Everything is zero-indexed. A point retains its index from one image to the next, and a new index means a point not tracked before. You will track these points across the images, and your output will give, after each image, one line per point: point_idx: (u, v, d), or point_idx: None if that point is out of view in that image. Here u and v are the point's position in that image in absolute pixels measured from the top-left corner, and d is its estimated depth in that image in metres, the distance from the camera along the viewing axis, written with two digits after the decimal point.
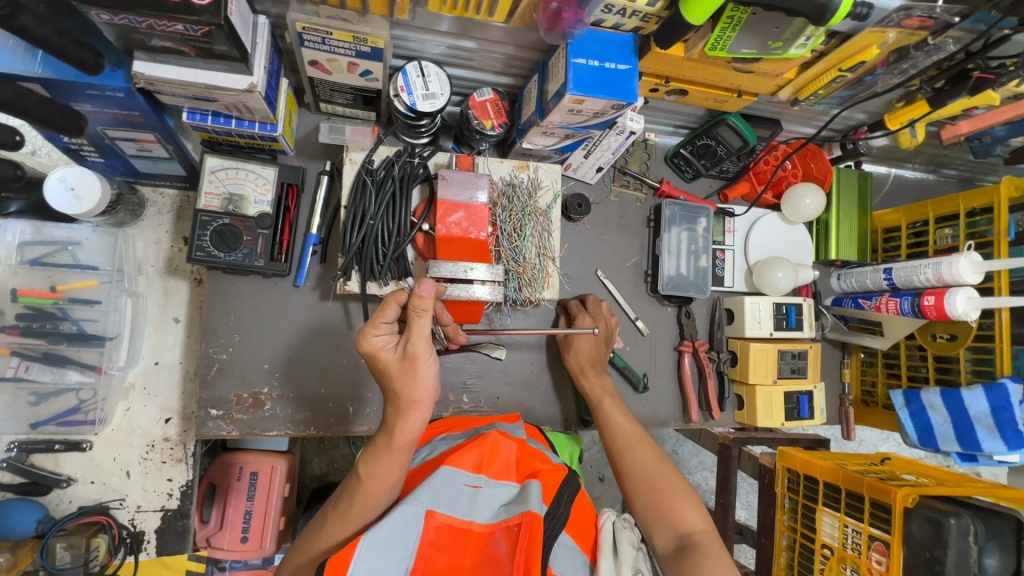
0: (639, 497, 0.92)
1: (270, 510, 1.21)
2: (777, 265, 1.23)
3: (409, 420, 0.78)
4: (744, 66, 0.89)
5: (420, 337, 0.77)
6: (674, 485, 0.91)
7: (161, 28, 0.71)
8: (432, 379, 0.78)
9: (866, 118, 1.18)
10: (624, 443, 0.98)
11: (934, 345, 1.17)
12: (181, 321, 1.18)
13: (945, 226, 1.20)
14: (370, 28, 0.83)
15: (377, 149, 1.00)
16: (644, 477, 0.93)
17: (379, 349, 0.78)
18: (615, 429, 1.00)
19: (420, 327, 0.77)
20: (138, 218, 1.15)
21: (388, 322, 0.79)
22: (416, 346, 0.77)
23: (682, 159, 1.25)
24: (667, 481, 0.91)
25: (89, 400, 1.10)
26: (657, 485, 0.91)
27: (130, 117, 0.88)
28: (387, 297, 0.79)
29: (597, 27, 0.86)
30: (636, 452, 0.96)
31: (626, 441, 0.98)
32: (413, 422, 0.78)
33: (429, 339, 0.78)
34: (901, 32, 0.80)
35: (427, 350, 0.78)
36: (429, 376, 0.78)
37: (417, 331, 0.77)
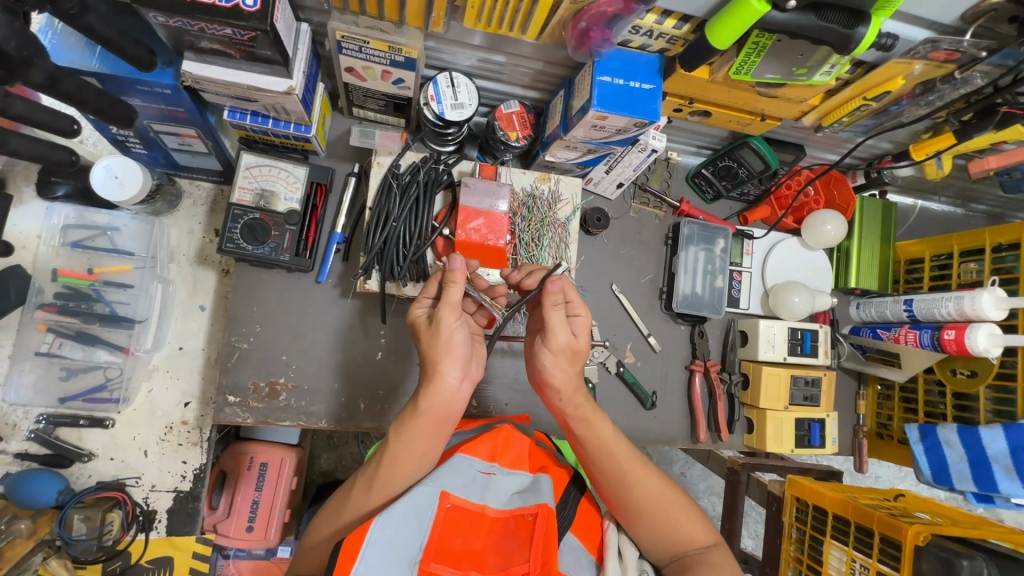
0: (647, 528, 0.83)
1: (276, 503, 1.24)
2: (794, 289, 1.22)
3: (439, 382, 0.77)
4: (768, 91, 0.90)
5: (449, 304, 0.77)
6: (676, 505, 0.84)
7: (212, 31, 0.76)
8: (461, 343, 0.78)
9: (892, 148, 1.17)
10: (619, 476, 0.83)
11: (954, 381, 1.15)
12: (207, 309, 1.22)
13: (970, 260, 1.18)
14: (405, 39, 0.86)
15: (405, 153, 1.04)
16: (649, 511, 0.83)
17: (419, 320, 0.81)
18: (609, 463, 0.83)
19: (449, 294, 0.77)
20: (174, 209, 1.20)
21: (430, 296, 0.83)
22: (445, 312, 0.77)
23: (703, 179, 1.27)
24: (668, 502, 0.83)
25: (115, 378, 1.15)
26: (661, 512, 0.83)
27: (175, 113, 0.93)
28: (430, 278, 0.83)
29: (623, 46, 0.88)
30: (637, 484, 0.83)
31: (620, 474, 0.83)
32: (439, 386, 0.77)
33: (456, 308, 0.77)
34: (928, 64, 0.81)
35: (455, 317, 0.77)
36: (456, 337, 0.78)
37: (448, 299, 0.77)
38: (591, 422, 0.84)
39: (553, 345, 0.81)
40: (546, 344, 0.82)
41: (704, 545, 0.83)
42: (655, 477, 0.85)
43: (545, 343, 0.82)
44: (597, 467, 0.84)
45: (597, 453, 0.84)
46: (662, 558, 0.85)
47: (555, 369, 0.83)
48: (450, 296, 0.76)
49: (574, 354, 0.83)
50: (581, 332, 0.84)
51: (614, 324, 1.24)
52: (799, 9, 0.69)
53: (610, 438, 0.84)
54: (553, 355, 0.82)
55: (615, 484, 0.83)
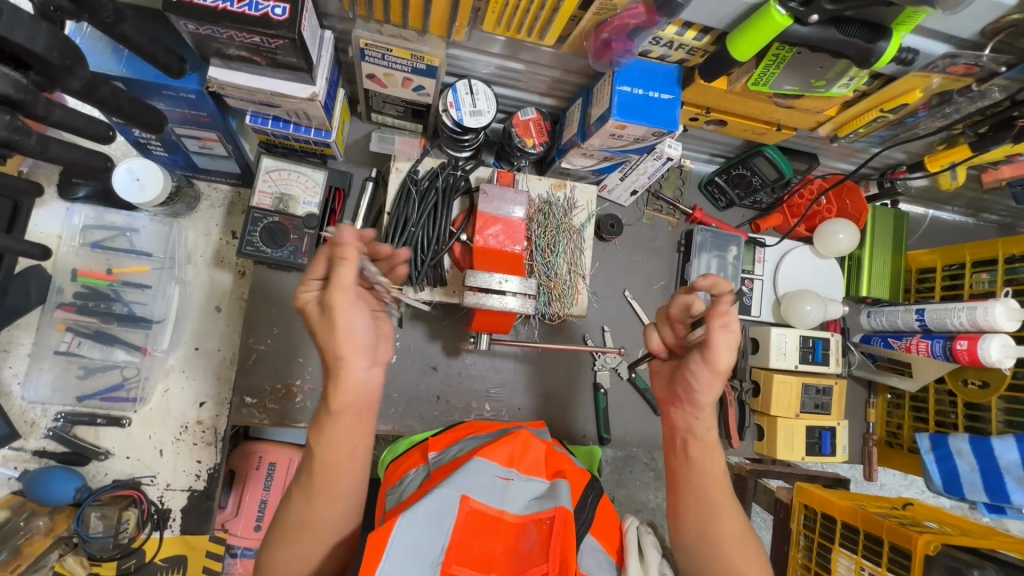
0: (710, 557, 0.79)
1: (286, 502, 1.24)
2: (806, 298, 1.23)
3: (344, 376, 0.71)
4: (785, 102, 0.91)
5: (342, 283, 0.67)
6: (744, 546, 0.80)
7: (240, 39, 0.77)
8: (355, 329, 0.69)
9: (905, 158, 1.18)
10: (706, 503, 0.81)
11: (965, 392, 1.15)
12: (223, 310, 1.22)
13: (982, 271, 1.18)
14: (427, 47, 0.88)
15: (423, 159, 1.04)
16: (722, 545, 0.79)
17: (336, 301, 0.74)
18: (703, 488, 0.81)
19: (340, 276, 0.66)
20: (192, 211, 1.21)
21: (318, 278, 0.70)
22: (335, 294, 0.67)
23: (716, 187, 1.27)
24: (745, 543, 0.79)
25: (132, 377, 1.16)
26: (737, 553, 0.79)
27: (198, 117, 0.94)
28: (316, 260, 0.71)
29: (643, 57, 0.89)
30: (724, 518, 0.80)
31: (710, 500, 0.81)
32: (346, 378, 0.71)
33: (351, 289, 0.67)
34: (946, 78, 0.81)
35: (346, 297, 0.67)
36: (355, 324, 0.69)
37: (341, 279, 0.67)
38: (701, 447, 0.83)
39: (717, 367, 0.77)
40: (710, 364, 0.77)
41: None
42: (739, 516, 0.81)
43: (705, 361, 0.77)
44: (687, 484, 0.82)
45: (692, 471, 0.82)
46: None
47: (711, 388, 0.80)
48: (340, 276, 0.66)
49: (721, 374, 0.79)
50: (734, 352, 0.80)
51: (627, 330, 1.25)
52: (820, 24, 0.70)
53: (712, 467, 0.82)
54: (706, 374, 0.78)
55: (698, 503, 0.81)
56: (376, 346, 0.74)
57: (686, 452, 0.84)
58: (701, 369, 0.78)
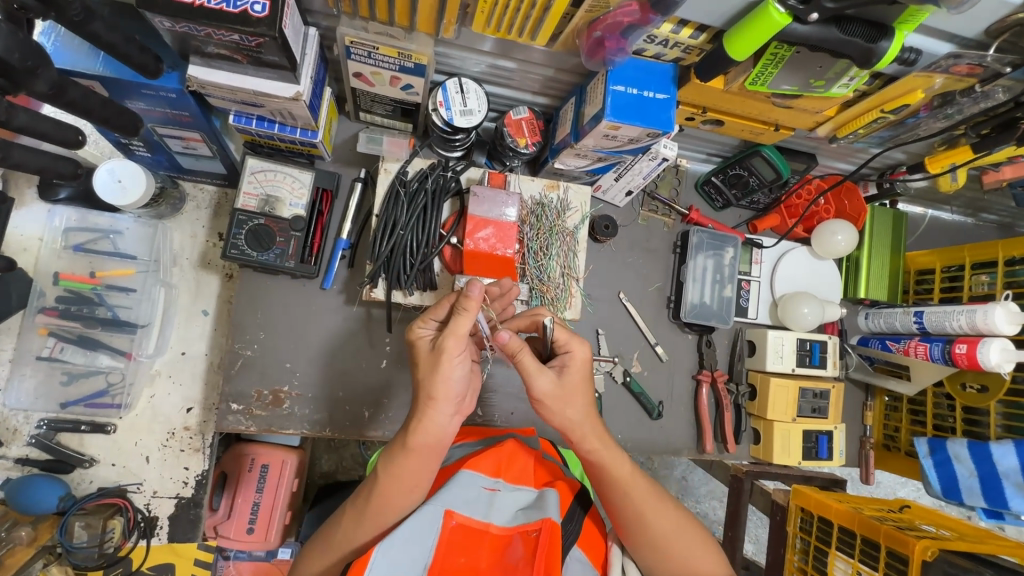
0: (656, 557, 0.83)
1: (277, 505, 1.23)
2: (804, 300, 1.21)
3: (429, 418, 0.74)
4: (784, 102, 0.89)
5: (455, 334, 0.73)
6: (687, 537, 0.84)
7: (218, 37, 0.74)
8: (454, 379, 0.73)
9: (904, 158, 1.16)
10: (634, 509, 0.81)
11: (963, 396, 1.14)
12: (210, 314, 1.21)
13: (982, 273, 1.17)
14: (415, 45, 0.85)
15: (412, 159, 1.02)
16: (664, 544, 0.82)
17: (421, 339, 0.78)
18: (625, 499, 0.82)
19: (458, 325, 0.73)
20: (177, 212, 1.18)
21: (438, 318, 0.79)
22: (447, 340, 0.73)
23: (712, 188, 1.25)
24: (684, 535, 0.83)
25: (117, 383, 1.14)
26: (676, 545, 0.83)
27: (180, 117, 0.91)
28: (441, 301, 0.80)
29: (637, 55, 0.86)
30: (652, 521, 0.81)
31: (634, 507, 0.81)
32: (429, 421, 0.74)
33: (464, 340, 0.73)
34: (949, 78, 0.79)
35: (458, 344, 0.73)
36: (454, 375, 0.73)
37: (456, 328, 0.73)
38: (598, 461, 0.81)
39: (537, 392, 0.78)
40: (528, 390, 0.78)
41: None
42: (669, 510, 0.83)
43: (528, 390, 0.79)
44: (610, 497, 0.83)
45: (611, 486, 0.82)
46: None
47: (566, 410, 0.79)
48: (457, 327, 0.72)
49: (564, 395, 0.78)
50: (573, 369, 0.79)
51: (621, 333, 1.23)
52: (820, 22, 0.67)
53: (622, 474, 0.81)
54: (549, 402, 0.78)
55: (629, 514, 0.82)
56: (465, 395, 0.78)
57: (588, 466, 0.83)
58: (538, 400, 0.78)
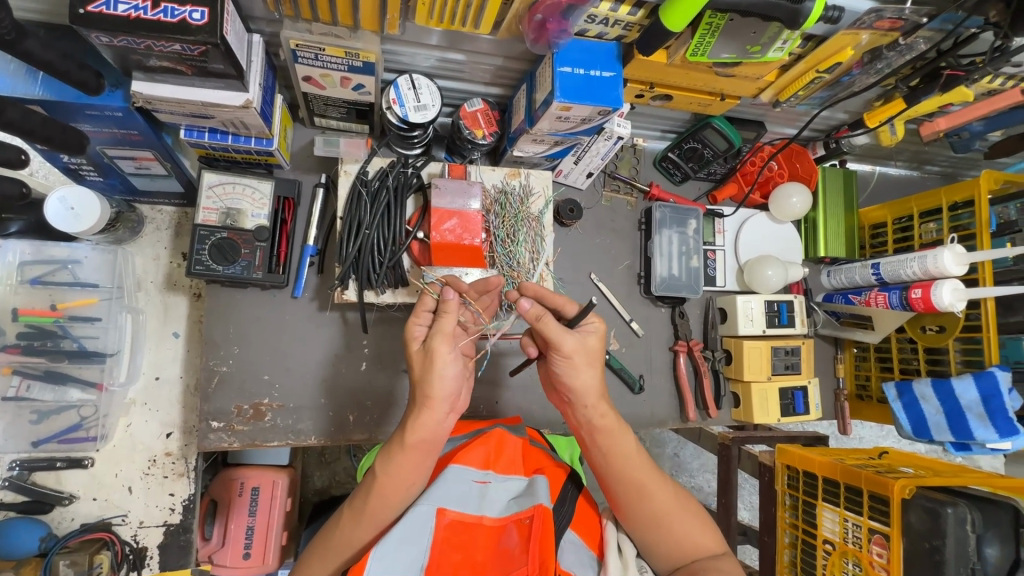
0: (657, 533, 0.83)
1: (273, 525, 1.22)
2: (767, 263, 1.25)
3: (422, 419, 0.74)
4: (725, 70, 0.92)
5: (443, 333, 0.74)
6: (687, 514, 0.84)
7: (159, 48, 0.73)
8: (450, 377, 0.73)
9: (847, 118, 1.21)
10: (633, 481, 0.83)
11: (924, 338, 1.19)
12: (181, 335, 1.20)
13: (929, 221, 1.22)
14: (362, 43, 0.85)
15: (371, 159, 1.02)
16: (662, 517, 0.83)
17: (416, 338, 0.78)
18: (623, 471, 0.83)
19: (443, 324, 0.74)
20: (136, 236, 1.17)
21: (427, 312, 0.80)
22: (438, 340, 0.73)
23: (670, 163, 1.28)
24: (685, 511, 0.84)
25: (90, 416, 1.11)
26: (677, 520, 0.83)
27: (129, 136, 0.90)
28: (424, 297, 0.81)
29: (580, 36, 0.88)
30: (653, 493, 0.83)
31: (639, 480, 0.82)
32: (426, 420, 0.74)
33: (452, 338, 0.74)
34: (874, 33, 0.83)
35: (447, 346, 0.73)
36: (447, 374, 0.73)
37: (442, 327, 0.74)
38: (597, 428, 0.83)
39: (570, 349, 0.78)
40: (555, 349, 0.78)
41: (711, 553, 0.84)
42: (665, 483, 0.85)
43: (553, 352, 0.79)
44: (608, 470, 0.84)
45: (609, 457, 0.83)
46: (665, 566, 0.85)
47: (587, 369, 0.80)
48: (442, 326, 0.74)
49: (589, 354, 0.80)
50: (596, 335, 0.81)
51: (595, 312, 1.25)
52: None
53: (621, 444, 0.83)
54: (570, 358, 0.79)
55: (627, 488, 0.83)
56: (459, 395, 0.77)
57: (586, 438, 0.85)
58: (562, 355, 0.79)
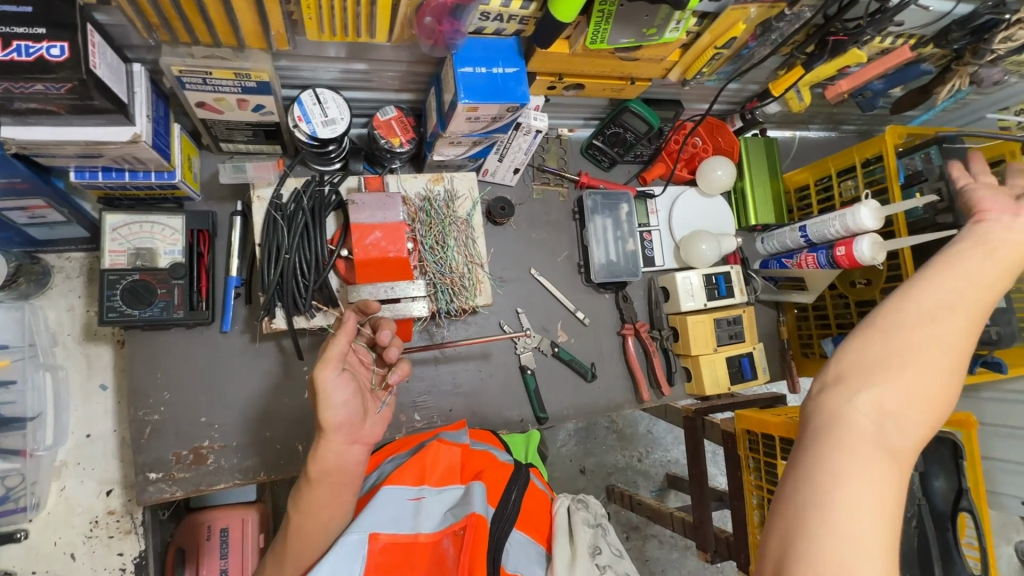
0: (880, 378, 0.60)
1: (246, 564, 1.17)
2: (701, 238, 1.27)
3: (323, 451, 0.73)
4: (629, 55, 0.93)
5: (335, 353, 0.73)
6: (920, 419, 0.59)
7: (21, 90, 0.68)
8: (340, 402, 0.72)
9: (758, 89, 1.24)
10: (916, 329, 0.63)
11: (854, 292, 1.25)
12: (110, 387, 1.14)
13: (847, 178, 1.27)
14: (251, 63, 0.81)
15: (285, 181, 0.99)
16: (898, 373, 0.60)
17: None
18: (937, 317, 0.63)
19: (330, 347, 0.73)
20: (45, 288, 1.10)
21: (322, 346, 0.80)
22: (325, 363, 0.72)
23: (597, 150, 1.29)
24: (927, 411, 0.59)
25: (17, 486, 1.05)
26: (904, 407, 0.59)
27: (13, 185, 0.84)
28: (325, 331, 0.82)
29: (478, 34, 0.87)
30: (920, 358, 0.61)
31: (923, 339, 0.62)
32: (325, 452, 0.73)
33: (337, 362, 0.72)
34: (761, 6, 0.85)
35: (332, 371, 0.72)
36: (334, 400, 0.72)
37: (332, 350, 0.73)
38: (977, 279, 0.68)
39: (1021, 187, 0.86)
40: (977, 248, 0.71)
41: (899, 459, 0.57)
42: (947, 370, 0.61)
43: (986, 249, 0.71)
44: (919, 304, 0.64)
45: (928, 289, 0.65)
46: (828, 464, 0.57)
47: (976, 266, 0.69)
48: (327, 351, 0.72)
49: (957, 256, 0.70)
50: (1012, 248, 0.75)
51: (540, 307, 1.25)
52: None
53: (943, 307, 0.64)
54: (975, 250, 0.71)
55: (905, 318, 0.63)
56: (361, 423, 0.76)
57: (925, 272, 0.68)
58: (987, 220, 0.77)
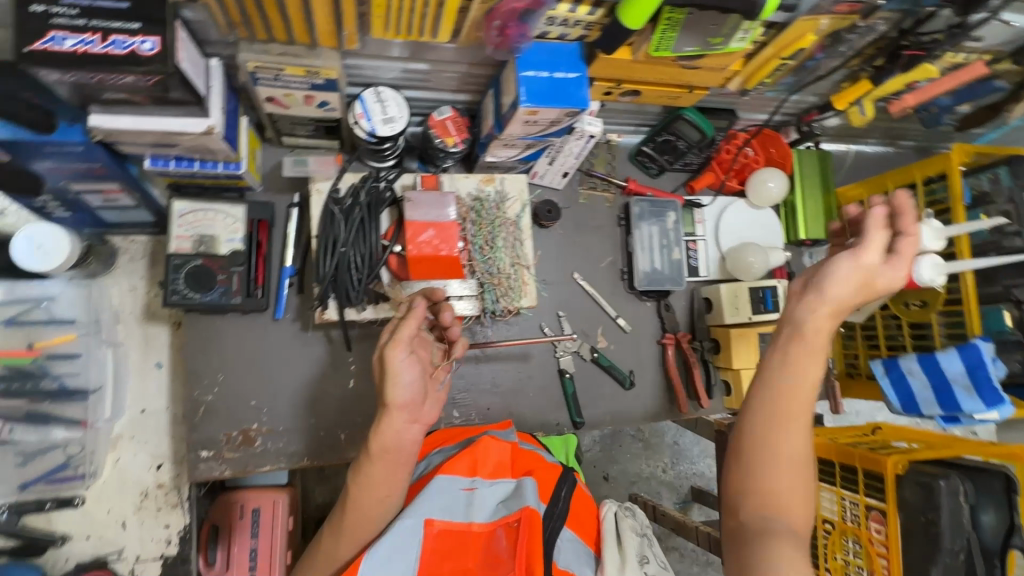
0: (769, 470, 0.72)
1: (276, 544, 1.19)
2: (749, 250, 1.25)
3: (386, 425, 0.74)
4: (691, 63, 0.92)
5: (404, 338, 0.75)
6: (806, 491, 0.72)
7: (112, 81, 0.72)
8: (407, 385, 0.74)
9: (817, 100, 1.21)
10: (780, 411, 0.74)
11: (908, 314, 1.20)
12: (164, 366, 1.19)
13: (905, 196, 1.23)
14: (321, 60, 0.84)
15: (343, 176, 1.01)
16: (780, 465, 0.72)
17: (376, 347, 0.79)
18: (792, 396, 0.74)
19: (401, 331, 0.75)
20: (111, 268, 1.15)
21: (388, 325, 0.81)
22: (396, 345, 0.74)
23: (645, 157, 1.28)
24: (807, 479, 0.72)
25: (76, 455, 1.10)
26: (792, 482, 0.72)
27: (93, 169, 0.88)
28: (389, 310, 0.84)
29: (542, 39, 0.88)
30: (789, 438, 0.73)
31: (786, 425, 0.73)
32: (387, 427, 0.74)
33: (407, 344, 0.75)
34: (833, 18, 0.84)
35: (402, 352, 0.74)
36: (402, 384, 0.74)
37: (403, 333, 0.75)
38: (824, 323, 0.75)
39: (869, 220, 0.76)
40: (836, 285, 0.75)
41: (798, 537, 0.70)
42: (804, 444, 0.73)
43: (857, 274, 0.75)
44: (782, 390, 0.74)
45: (780, 366, 0.75)
46: (748, 558, 0.70)
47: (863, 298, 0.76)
48: (398, 332, 0.75)
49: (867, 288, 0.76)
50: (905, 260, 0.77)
51: (581, 312, 1.25)
52: None
53: (806, 357, 0.75)
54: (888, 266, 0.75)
55: (767, 407, 0.74)
56: (423, 403, 0.77)
57: (780, 341, 0.78)
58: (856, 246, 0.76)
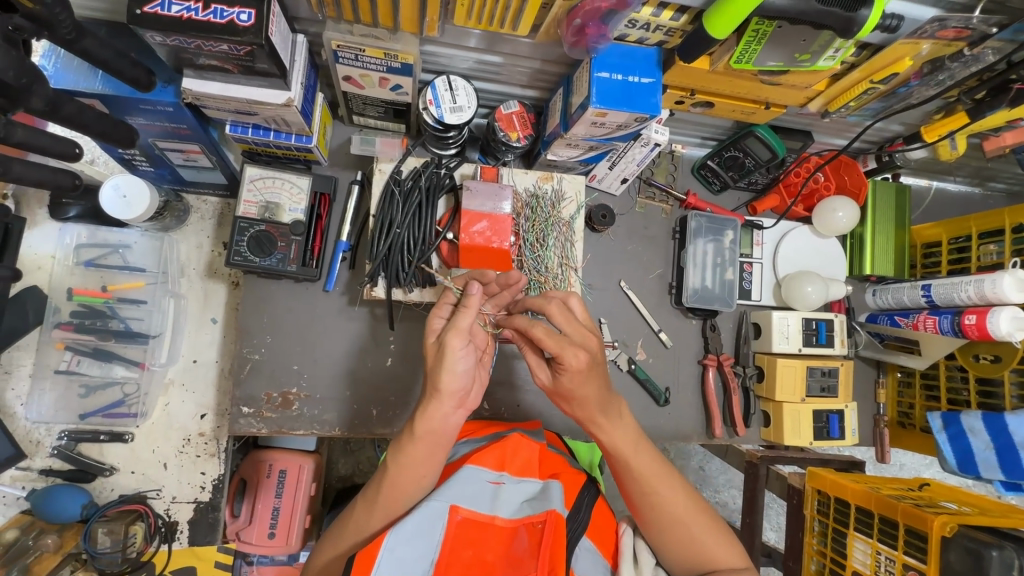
0: (670, 527, 0.80)
1: (297, 508, 1.25)
2: (807, 279, 1.20)
3: (432, 410, 0.74)
4: (771, 78, 0.88)
5: (460, 329, 0.73)
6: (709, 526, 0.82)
7: (208, 48, 0.76)
8: (461, 371, 0.73)
9: (902, 130, 1.14)
10: (639, 478, 0.80)
11: (977, 367, 1.12)
12: (219, 321, 1.25)
13: (989, 242, 1.15)
14: (401, 45, 0.86)
15: (406, 158, 1.04)
16: (678, 522, 0.80)
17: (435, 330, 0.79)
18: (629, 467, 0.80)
19: (459, 319, 0.73)
20: (182, 224, 1.23)
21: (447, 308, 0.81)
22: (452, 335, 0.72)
23: (709, 171, 1.24)
24: (698, 520, 0.81)
25: (133, 394, 1.20)
26: (691, 528, 0.81)
27: (179, 129, 0.94)
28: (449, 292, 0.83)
29: (620, 41, 0.87)
30: (665, 496, 0.80)
31: (648, 488, 0.80)
32: (433, 411, 0.74)
33: (466, 334, 0.73)
34: (936, 43, 0.79)
35: (461, 341, 0.72)
36: (457, 369, 0.72)
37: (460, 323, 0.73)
38: (592, 422, 0.79)
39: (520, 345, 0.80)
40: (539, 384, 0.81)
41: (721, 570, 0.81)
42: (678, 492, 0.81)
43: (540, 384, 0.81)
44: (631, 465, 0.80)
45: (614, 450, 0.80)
46: None
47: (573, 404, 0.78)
48: (458, 322, 0.73)
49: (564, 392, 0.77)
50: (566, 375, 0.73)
51: (623, 321, 1.23)
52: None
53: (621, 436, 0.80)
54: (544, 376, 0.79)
55: (635, 477, 0.80)
56: (470, 391, 0.77)
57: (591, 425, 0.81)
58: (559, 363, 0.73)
